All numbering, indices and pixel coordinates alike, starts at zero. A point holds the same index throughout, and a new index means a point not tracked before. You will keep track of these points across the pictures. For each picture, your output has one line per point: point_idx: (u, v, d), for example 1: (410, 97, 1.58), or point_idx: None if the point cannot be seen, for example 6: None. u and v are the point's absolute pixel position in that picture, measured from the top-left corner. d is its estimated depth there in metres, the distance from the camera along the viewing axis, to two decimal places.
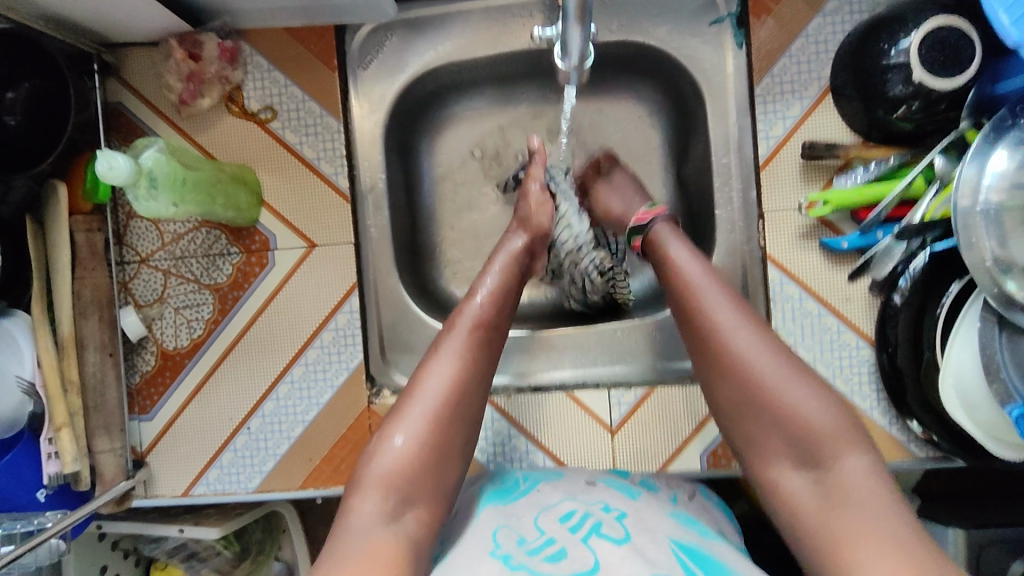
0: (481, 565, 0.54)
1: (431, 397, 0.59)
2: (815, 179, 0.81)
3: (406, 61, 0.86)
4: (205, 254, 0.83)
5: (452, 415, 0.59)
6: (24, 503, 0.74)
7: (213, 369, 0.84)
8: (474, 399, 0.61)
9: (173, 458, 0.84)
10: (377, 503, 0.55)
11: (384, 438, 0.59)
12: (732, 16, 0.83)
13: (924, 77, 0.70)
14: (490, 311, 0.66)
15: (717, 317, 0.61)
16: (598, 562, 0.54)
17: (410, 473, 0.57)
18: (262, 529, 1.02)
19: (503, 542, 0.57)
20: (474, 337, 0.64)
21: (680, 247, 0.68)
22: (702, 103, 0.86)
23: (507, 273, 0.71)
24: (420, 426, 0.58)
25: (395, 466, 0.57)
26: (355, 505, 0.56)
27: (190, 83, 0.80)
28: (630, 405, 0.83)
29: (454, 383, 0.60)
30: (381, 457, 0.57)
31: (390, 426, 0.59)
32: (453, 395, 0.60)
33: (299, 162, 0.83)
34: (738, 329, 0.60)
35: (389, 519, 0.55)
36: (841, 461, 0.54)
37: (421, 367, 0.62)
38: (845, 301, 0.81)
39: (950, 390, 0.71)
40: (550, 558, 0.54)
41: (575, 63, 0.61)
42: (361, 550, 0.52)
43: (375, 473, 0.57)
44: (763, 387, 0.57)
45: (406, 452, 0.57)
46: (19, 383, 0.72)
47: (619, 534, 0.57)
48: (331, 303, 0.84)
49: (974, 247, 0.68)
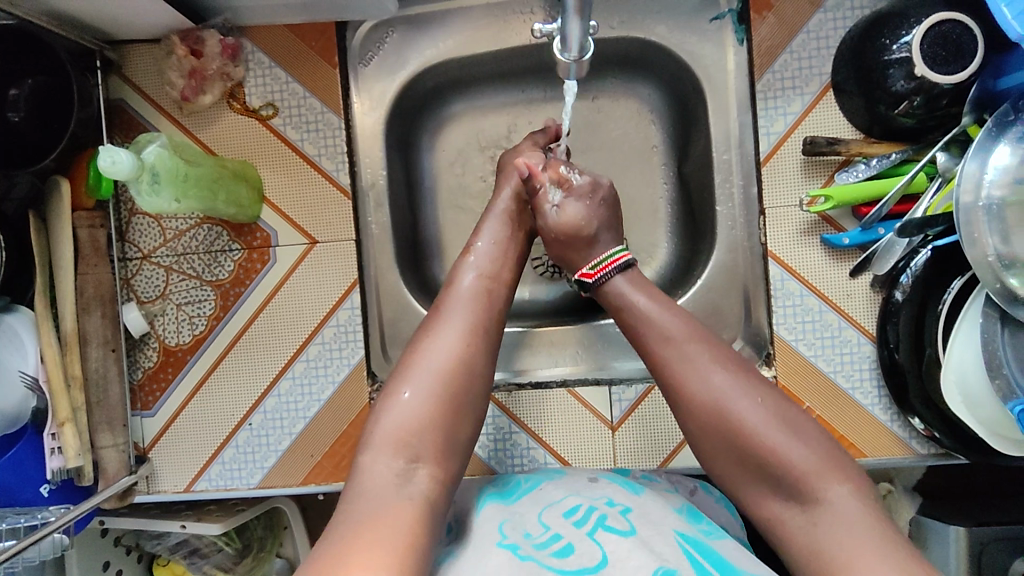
0: (490, 555, 0.55)
1: (442, 348, 0.62)
2: (816, 175, 0.81)
3: (407, 58, 0.87)
4: (207, 251, 0.84)
5: (464, 364, 0.62)
6: (28, 497, 0.74)
7: (214, 365, 0.84)
8: (483, 351, 0.64)
9: (175, 454, 0.85)
10: (385, 462, 0.56)
11: (393, 395, 0.60)
12: (734, 12, 0.83)
13: (925, 72, 0.70)
14: (487, 274, 0.71)
15: (680, 353, 0.63)
16: (606, 556, 0.54)
17: (420, 428, 0.58)
18: (263, 526, 1.02)
19: (509, 536, 0.58)
20: (475, 297, 0.68)
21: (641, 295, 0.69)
22: (703, 98, 0.86)
23: (501, 234, 0.76)
24: (432, 375, 0.60)
25: (405, 417, 0.58)
26: (367, 466, 0.56)
27: (192, 79, 0.80)
28: (631, 401, 0.82)
29: (464, 337, 0.63)
30: (393, 410, 0.59)
31: (399, 382, 0.61)
32: (464, 346, 0.63)
33: (300, 159, 0.83)
34: (704, 365, 0.62)
35: (403, 481, 0.55)
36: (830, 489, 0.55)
37: (429, 326, 0.65)
38: (846, 297, 0.80)
39: (952, 387, 0.71)
40: (556, 552, 0.55)
41: (574, 57, 0.60)
42: (380, 512, 0.52)
43: (383, 428, 0.58)
44: (747, 437, 0.59)
45: (418, 401, 0.59)
46: (23, 378, 0.73)
47: (625, 527, 0.58)
48: (332, 299, 0.84)
49: (976, 243, 0.67)
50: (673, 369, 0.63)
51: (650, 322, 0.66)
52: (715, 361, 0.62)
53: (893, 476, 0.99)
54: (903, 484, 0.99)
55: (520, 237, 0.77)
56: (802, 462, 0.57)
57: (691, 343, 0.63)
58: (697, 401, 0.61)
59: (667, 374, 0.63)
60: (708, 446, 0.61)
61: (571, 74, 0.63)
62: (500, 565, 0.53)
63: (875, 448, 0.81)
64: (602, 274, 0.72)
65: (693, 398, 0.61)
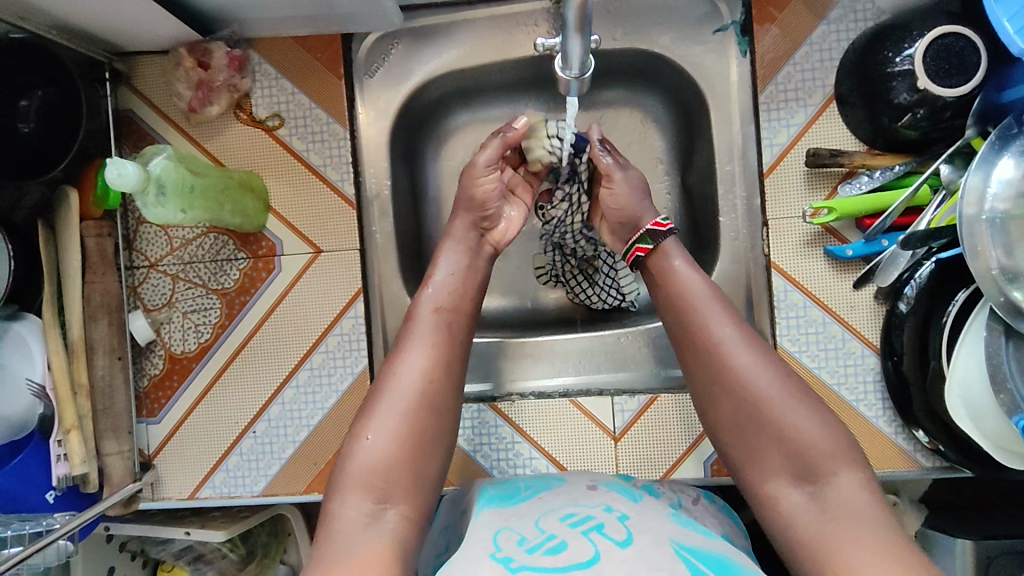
0: (483, 565, 0.56)
1: (401, 392, 0.63)
2: (819, 188, 0.80)
3: (412, 69, 0.87)
4: (213, 260, 0.85)
5: (424, 404, 0.63)
6: (34, 504, 0.75)
7: (219, 374, 0.85)
8: (445, 386, 0.65)
9: (180, 461, 0.85)
10: (355, 505, 0.59)
11: (356, 438, 0.62)
12: (737, 23, 0.83)
13: (928, 85, 0.70)
14: (445, 303, 0.71)
15: (701, 313, 0.66)
16: (598, 554, 0.56)
17: (388, 469, 0.60)
18: (268, 532, 1.03)
19: (503, 545, 0.59)
20: (436, 328, 0.68)
21: (685, 263, 0.70)
22: (706, 109, 0.86)
23: (457, 261, 0.74)
24: (393, 418, 0.62)
25: (373, 467, 0.60)
26: (337, 509, 0.59)
27: (199, 91, 0.81)
28: (634, 411, 0.82)
29: (423, 375, 0.64)
30: (356, 456, 0.61)
31: (362, 426, 0.62)
32: (422, 388, 0.64)
33: (306, 169, 0.84)
34: (719, 320, 0.65)
35: (372, 521, 0.58)
36: (837, 477, 0.57)
37: (389, 364, 0.66)
38: (850, 309, 0.80)
39: (956, 401, 0.71)
40: (550, 551, 0.57)
41: (574, 74, 0.60)
42: (357, 552, 0.56)
43: (352, 477, 0.60)
44: (766, 410, 0.61)
45: (382, 446, 0.61)
46: (30, 386, 0.74)
47: (621, 535, 0.59)
48: (337, 308, 0.84)
49: (980, 255, 0.67)
50: (705, 330, 0.65)
51: (682, 285, 0.68)
52: (732, 321, 0.65)
53: (899, 488, 0.98)
54: (909, 495, 0.98)
55: (477, 265, 0.76)
56: (816, 441, 0.59)
57: (714, 304, 0.66)
58: (704, 352, 0.65)
59: (697, 329, 0.66)
60: (715, 418, 0.64)
61: (572, 89, 0.64)
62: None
63: (880, 461, 0.80)
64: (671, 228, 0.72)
65: (701, 351, 0.65)
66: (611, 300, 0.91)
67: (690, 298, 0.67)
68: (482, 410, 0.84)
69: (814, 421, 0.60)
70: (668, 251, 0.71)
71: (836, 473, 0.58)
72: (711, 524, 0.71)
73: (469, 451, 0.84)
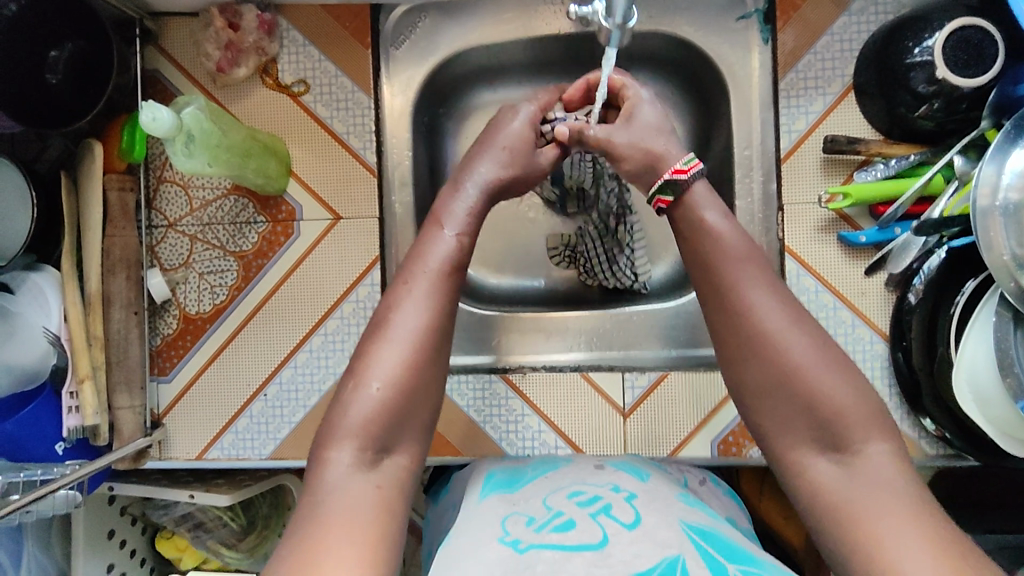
0: (490, 546, 0.57)
1: (402, 342, 0.58)
2: (835, 174, 0.82)
3: (437, 43, 0.89)
4: (232, 222, 0.85)
5: (428, 354, 0.59)
6: (42, 454, 0.75)
7: (235, 333, 0.85)
8: (444, 345, 0.61)
9: (189, 423, 0.85)
10: (349, 452, 0.55)
11: (359, 385, 0.57)
12: (760, 11, 0.85)
13: (946, 74, 0.71)
14: (460, 260, 0.65)
15: (735, 272, 0.63)
16: (607, 536, 0.57)
17: (387, 421, 0.57)
18: (268, 503, 1.02)
19: (512, 526, 0.60)
20: (447, 285, 0.63)
21: (718, 215, 0.67)
22: (726, 95, 0.88)
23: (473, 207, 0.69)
24: (397, 368, 0.57)
25: (371, 414, 0.56)
26: (326, 456, 0.55)
27: (228, 51, 0.82)
28: (644, 389, 0.83)
29: (427, 327, 0.60)
30: (356, 404, 0.56)
31: (363, 372, 0.57)
32: (421, 341, 0.59)
33: (329, 136, 0.85)
34: (751, 284, 0.62)
35: (368, 468, 0.55)
36: (869, 444, 0.55)
37: (387, 308, 0.61)
38: (860, 295, 0.82)
39: (963, 385, 0.72)
40: (558, 529, 0.58)
41: (617, 23, 0.60)
42: (346, 502, 0.52)
43: (349, 425, 0.56)
44: None
45: (385, 397, 0.57)
46: (45, 333, 0.74)
47: (629, 518, 0.59)
48: (353, 275, 0.85)
49: (992, 246, 0.67)
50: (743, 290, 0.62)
51: (719, 239, 0.65)
52: (763, 276, 0.63)
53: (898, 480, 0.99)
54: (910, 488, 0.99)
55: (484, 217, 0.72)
56: (848, 408, 0.56)
57: (747, 266, 0.64)
58: (735, 311, 0.62)
59: (733, 288, 0.63)
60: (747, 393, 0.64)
61: (612, 41, 0.62)
62: (500, 557, 0.55)
63: None
64: (694, 172, 0.69)
65: (729, 311, 0.63)
66: (624, 280, 0.91)
67: (721, 251, 0.65)
68: (494, 381, 0.85)
69: (849, 390, 0.57)
70: (697, 201, 0.68)
71: (868, 443, 0.56)
72: (716, 506, 0.73)
73: (478, 421, 0.84)
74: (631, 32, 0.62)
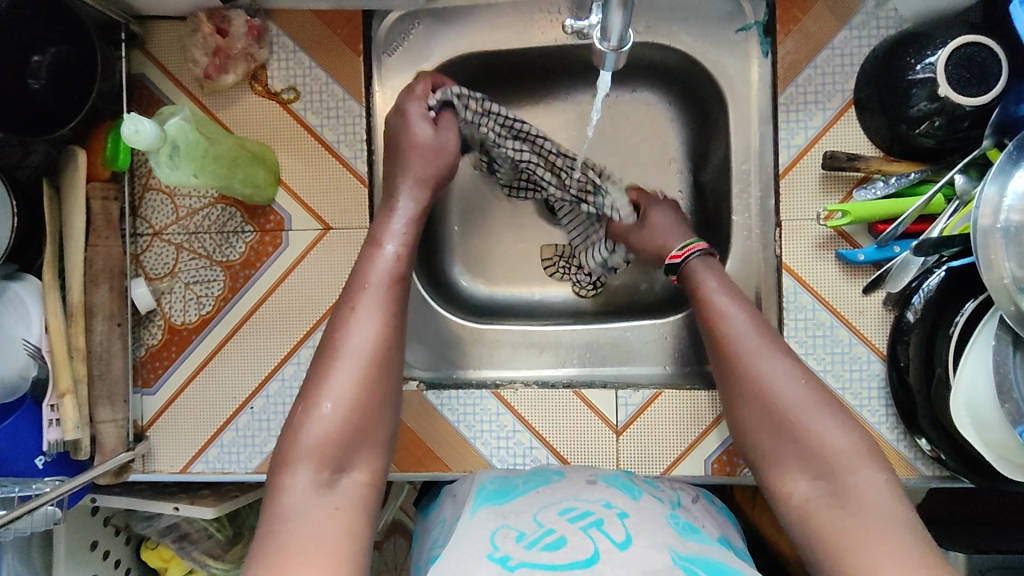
0: (480, 565, 0.55)
1: (351, 361, 0.61)
2: (834, 190, 0.81)
3: (431, 51, 0.87)
4: (219, 231, 0.83)
5: (377, 370, 0.62)
6: (22, 467, 0.73)
7: (221, 345, 0.83)
8: (394, 360, 0.64)
9: (174, 435, 0.84)
10: (307, 474, 0.57)
11: (311, 408, 0.59)
12: (760, 23, 0.84)
13: (949, 93, 0.70)
14: (400, 274, 0.68)
15: (726, 324, 0.68)
16: (597, 552, 0.56)
17: (344, 439, 0.59)
18: (256, 513, 1.01)
19: (501, 542, 0.59)
20: (389, 300, 0.66)
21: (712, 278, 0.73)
22: (724, 108, 0.87)
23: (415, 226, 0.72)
24: (348, 388, 0.60)
25: (327, 434, 0.58)
26: (286, 481, 0.56)
27: (216, 58, 0.80)
28: (638, 406, 0.82)
29: (375, 344, 0.63)
30: (311, 425, 0.58)
31: (314, 395, 0.60)
32: (370, 360, 0.62)
33: (319, 145, 0.83)
34: (742, 330, 0.68)
35: (327, 490, 0.57)
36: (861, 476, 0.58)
37: (337, 331, 0.64)
38: (858, 314, 0.81)
39: (961, 409, 0.70)
40: (548, 547, 0.56)
41: (612, 47, 0.58)
42: (306, 521, 0.54)
43: (306, 446, 0.57)
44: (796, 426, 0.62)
45: (340, 415, 0.59)
46: (25, 346, 0.72)
47: (620, 536, 0.58)
48: (343, 286, 0.83)
49: (992, 266, 0.66)
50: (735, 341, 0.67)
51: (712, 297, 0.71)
52: (752, 322, 0.68)
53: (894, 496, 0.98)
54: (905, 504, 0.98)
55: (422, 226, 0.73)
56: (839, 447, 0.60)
57: (741, 316, 0.69)
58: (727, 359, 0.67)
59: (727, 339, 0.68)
60: (736, 426, 0.67)
61: (608, 63, 0.61)
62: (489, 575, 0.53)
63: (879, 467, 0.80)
64: (685, 255, 0.75)
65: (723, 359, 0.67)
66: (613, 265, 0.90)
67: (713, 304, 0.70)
68: (484, 397, 0.83)
69: (838, 430, 0.61)
70: (695, 268, 0.74)
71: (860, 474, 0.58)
72: (711, 526, 0.71)
73: (468, 437, 0.83)
74: (626, 53, 0.60)
